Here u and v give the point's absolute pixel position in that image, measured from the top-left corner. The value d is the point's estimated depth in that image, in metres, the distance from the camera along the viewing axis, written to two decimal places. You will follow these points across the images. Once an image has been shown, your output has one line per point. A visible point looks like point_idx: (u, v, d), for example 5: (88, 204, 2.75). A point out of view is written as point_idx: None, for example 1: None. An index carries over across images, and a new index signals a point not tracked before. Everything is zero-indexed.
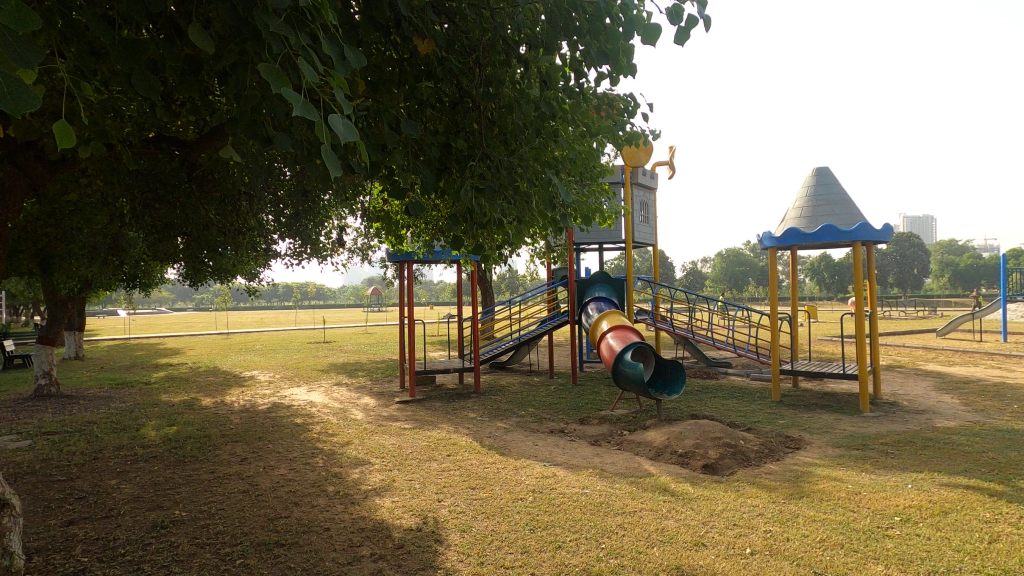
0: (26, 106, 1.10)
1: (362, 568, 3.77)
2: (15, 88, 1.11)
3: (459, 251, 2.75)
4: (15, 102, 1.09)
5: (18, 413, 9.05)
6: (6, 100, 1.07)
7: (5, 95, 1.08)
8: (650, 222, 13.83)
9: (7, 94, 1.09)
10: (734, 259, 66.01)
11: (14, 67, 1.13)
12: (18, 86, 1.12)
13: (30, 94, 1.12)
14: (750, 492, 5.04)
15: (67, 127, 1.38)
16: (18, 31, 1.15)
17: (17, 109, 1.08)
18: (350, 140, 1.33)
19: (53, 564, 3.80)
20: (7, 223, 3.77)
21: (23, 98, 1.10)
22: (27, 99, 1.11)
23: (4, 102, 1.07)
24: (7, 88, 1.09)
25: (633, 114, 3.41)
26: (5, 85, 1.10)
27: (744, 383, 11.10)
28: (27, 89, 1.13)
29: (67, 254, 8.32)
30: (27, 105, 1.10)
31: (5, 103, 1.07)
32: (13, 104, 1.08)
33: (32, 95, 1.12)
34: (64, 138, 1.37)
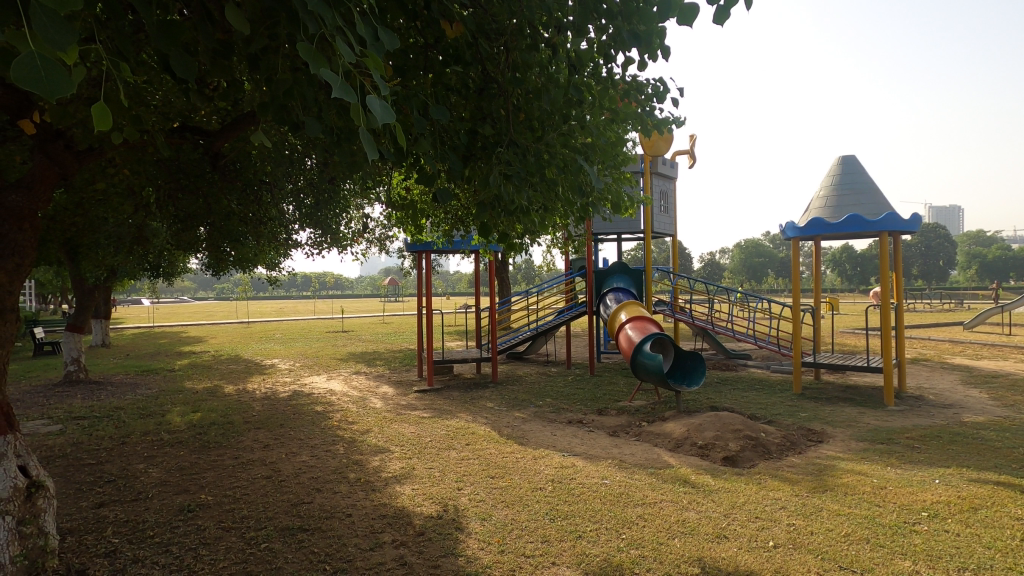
0: (60, 92, 1.08)
1: (384, 554, 3.81)
2: (52, 72, 1.10)
3: (486, 240, 2.70)
4: (50, 87, 1.07)
5: (48, 398, 9.31)
6: (41, 85, 1.06)
7: (40, 80, 1.07)
8: (669, 212, 13.70)
9: (42, 80, 1.07)
10: (754, 250, 65.16)
11: (49, 50, 1.11)
12: (54, 69, 1.11)
13: (66, 79, 1.11)
14: (772, 485, 4.97)
15: (106, 111, 1.37)
16: (56, 15, 1.13)
17: (50, 93, 1.06)
18: (387, 122, 1.31)
19: (85, 545, 3.89)
20: (36, 212, 3.81)
21: (57, 83, 1.09)
22: (61, 84, 1.09)
23: (40, 87, 1.05)
24: (44, 72, 1.08)
25: (662, 99, 3.30)
26: (39, 69, 1.08)
27: (764, 375, 10.97)
28: (63, 72, 1.11)
29: (95, 243, 8.49)
30: (60, 90, 1.08)
31: (40, 88, 1.05)
32: (47, 90, 1.06)
33: (67, 80, 1.11)
34: (101, 122, 1.37)
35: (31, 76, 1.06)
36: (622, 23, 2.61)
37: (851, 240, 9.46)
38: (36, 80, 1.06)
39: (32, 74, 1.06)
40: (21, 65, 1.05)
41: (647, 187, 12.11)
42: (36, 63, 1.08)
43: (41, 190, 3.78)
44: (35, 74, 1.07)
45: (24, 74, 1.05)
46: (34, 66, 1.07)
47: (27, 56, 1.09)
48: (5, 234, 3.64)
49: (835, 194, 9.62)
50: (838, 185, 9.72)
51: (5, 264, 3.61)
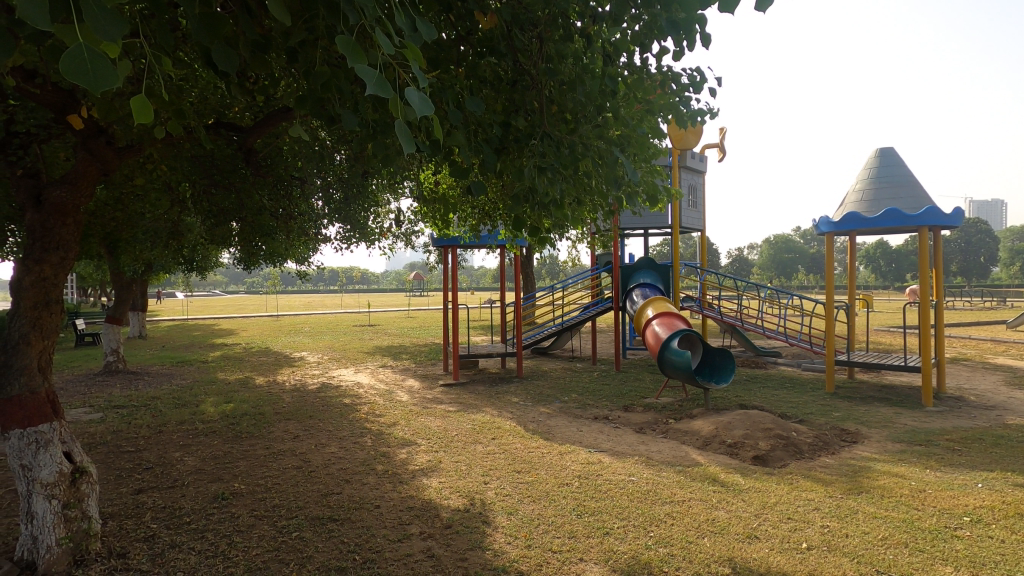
0: (104, 84, 1.08)
1: (412, 545, 3.85)
2: (99, 64, 1.10)
3: (520, 233, 2.66)
4: (94, 79, 1.07)
5: (90, 387, 9.66)
6: (86, 77, 1.06)
7: (86, 72, 1.07)
8: (698, 207, 13.47)
9: (89, 72, 1.07)
10: (784, 246, 63.78)
11: (98, 42, 1.11)
12: (100, 61, 1.11)
13: (112, 71, 1.11)
14: (804, 486, 4.86)
15: (148, 104, 1.37)
16: (103, 10, 1.13)
17: (94, 86, 1.06)
18: (425, 114, 1.28)
19: (125, 529, 4.02)
20: (80, 207, 3.93)
21: (102, 75, 1.09)
22: (105, 76, 1.09)
23: (84, 79, 1.05)
24: (91, 65, 1.08)
25: (699, 90, 3.20)
26: (88, 62, 1.09)
27: (794, 374, 10.72)
28: (109, 65, 1.11)
29: (133, 238, 8.77)
30: (104, 83, 1.08)
31: (86, 80, 1.06)
32: (92, 81, 1.06)
33: (111, 72, 1.10)
34: (143, 115, 1.37)
35: (78, 69, 1.06)
36: (660, 11, 2.53)
37: (886, 236, 9.15)
38: (83, 72, 1.06)
39: (79, 67, 1.06)
40: (68, 57, 1.06)
41: (676, 181, 11.93)
42: (84, 56, 1.09)
43: (84, 186, 3.89)
44: (82, 67, 1.07)
45: (71, 67, 1.05)
46: (80, 57, 1.07)
47: (76, 48, 1.10)
48: (50, 227, 3.77)
49: (872, 188, 9.33)
50: (875, 178, 9.41)
51: (51, 258, 3.75)
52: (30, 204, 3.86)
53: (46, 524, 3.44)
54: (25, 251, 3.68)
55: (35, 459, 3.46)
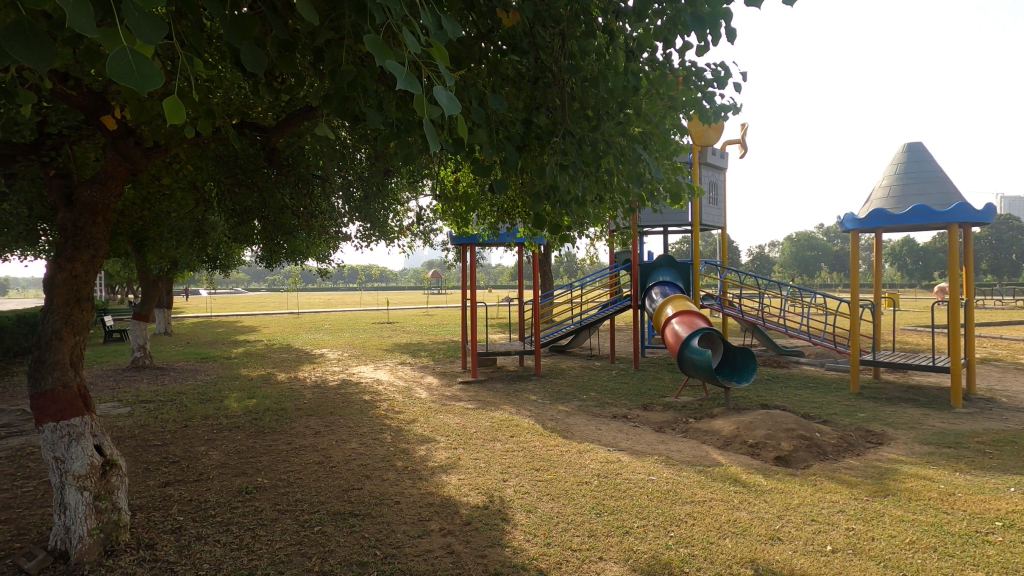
0: (151, 84, 0.98)
1: (432, 541, 3.87)
2: (144, 64, 0.99)
3: (541, 231, 2.64)
4: (141, 80, 0.97)
5: (118, 382, 9.92)
6: (132, 78, 0.96)
7: (131, 73, 0.97)
8: (719, 204, 13.30)
9: (133, 73, 0.97)
10: (807, 244, 62.70)
11: (140, 41, 1.01)
12: (144, 62, 1.00)
13: (158, 70, 1.01)
14: (829, 487, 4.77)
15: (177, 102, 1.35)
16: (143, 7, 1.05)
17: (141, 87, 0.96)
18: (452, 113, 1.27)
19: (154, 521, 4.12)
20: (109, 206, 4.03)
21: (146, 74, 0.98)
22: (151, 75, 0.99)
23: (129, 80, 0.95)
24: (135, 66, 0.98)
25: (723, 86, 3.16)
26: (132, 62, 0.98)
27: (818, 373, 10.54)
28: (153, 64, 1.01)
29: (159, 236, 8.96)
30: (151, 82, 0.98)
31: (132, 81, 0.96)
32: (139, 81, 0.96)
33: (157, 71, 1.00)
34: (171, 114, 1.34)
35: (123, 71, 0.96)
36: (685, 5, 2.50)
37: (913, 233, 8.93)
38: (128, 73, 0.96)
39: (124, 68, 0.96)
40: (113, 59, 0.95)
41: (696, 178, 11.81)
42: (128, 56, 0.98)
43: (113, 186, 3.98)
44: (128, 68, 0.97)
45: (116, 69, 0.95)
46: (125, 58, 0.97)
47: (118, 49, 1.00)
48: (81, 226, 3.88)
49: (899, 184, 9.11)
50: (902, 174, 9.19)
51: (82, 256, 3.84)
52: (62, 204, 3.97)
53: (78, 514, 3.53)
54: (57, 250, 3.78)
55: (67, 451, 3.55)
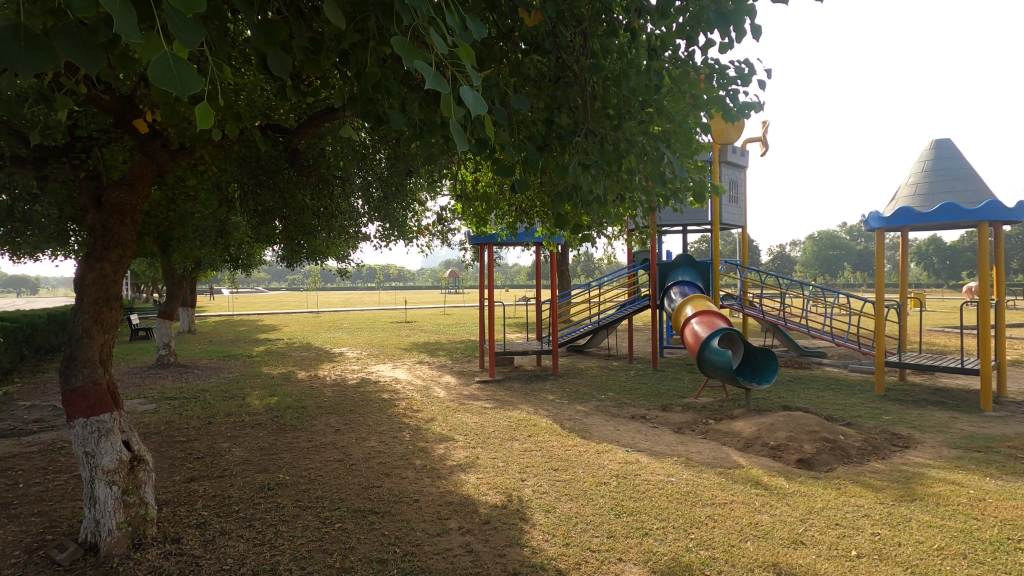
0: (192, 89, 1.00)
1: (450, 540, 3.89)
2: (184, 71, 1.01)
3: (562, 231, 2.63)
4: (182, 85, 0.99)
5: (143, 379, 10.14)
6: (174, 83, 0.98)
7: (173, 78, 0.99)
8: (740, 203, 13.13)
9: (175, 78, 0.99)
10: (829, 243, 61.61)
11: (179, 46, 1.02)
12: (184, 67, 1.02)
13: (198, 75, 1.03)
14: (853, 491, 4.69)
15: (208, 107, 1.38)
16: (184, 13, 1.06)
17: (182, 91, 0.98)
18: (479, 113, 1.28)
19: (179, 516, 4.20)
20: (136, 208, 4.12)
21: (187, 79, 1.00)
22: (191, 79, 1.01)
23: (171, 85, 0.97)
24: (176, 71, 1.00)
25: (747, 83, 3.10)
26: (173, 68, 1.00)
27: (841, 374, 10.34)
28: (193, 69, 1.03)
29: (184, 236, 9.14)
30: (192, 86, 1.00)
31: (173, 86, 0.98)
32: (180, 86, 0.98)
33: (196, 76, 1.02)
34: (202, 119, 1.37)
35: (165, 76, 0.98)
36: (709, 1, 2.48)
37: (941, 231, 8.72)
38: (169, 79, 0.98)
39: (166, 73, 0.98)
40: (155, 65, 0.97)
41: (716, 177, 11.68)
42: (169, 62, 1.00)
43: (140, 187, 4.07)
44: (169, 74, 0.99)
45: (158, 74, 0.97)
46: (167, 64, 0.99)
47: (158, 54, 1.01)
48: (110, 227, 3.98)
49: (926, 181, 8.90)
50: (930, 171, 8.97)
51: (110, 256, 3.94)
52: (92, 205, 4.07)
53: (108, 508, 3.62)
54: (87, 250, 3.87)
55: (97, 447, 3.65)
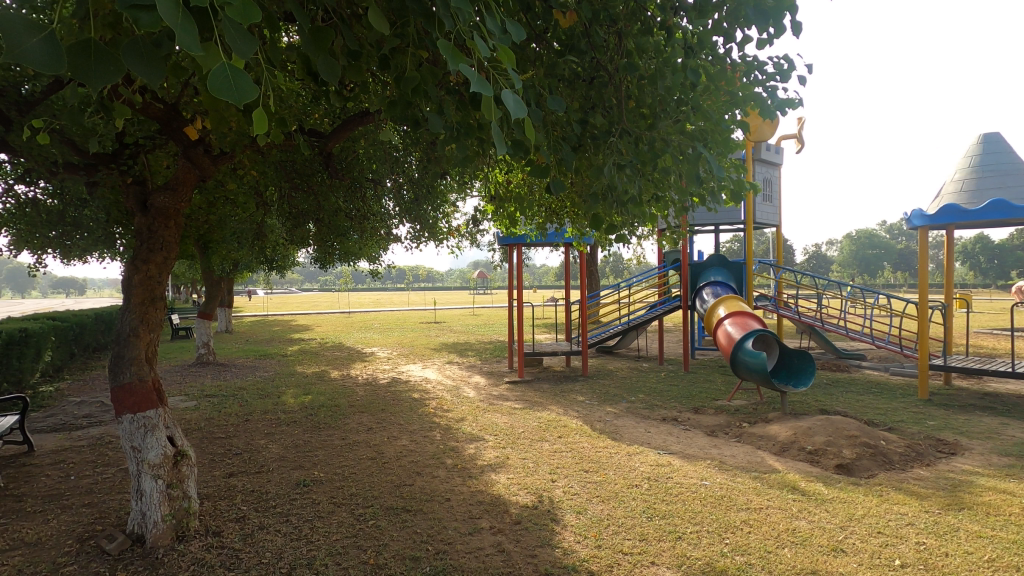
0: (248, 96, 1.04)
1: (482, 539, 3.91)
2: (240, 79, 1.05)
3: (596, 231, 2.62)
4: (239, 93, 1.03)
5: (185, 377, 10.49)
6: (231, 91, 1.01)
7: (230, 87, 1.03)
8: (774, 201, 12.84)
9: (232, 86, 1.03)
10: (868, 242, 59.68)
11: (235, 55, 1.06)
12: (240, 76, 1.05)
13: (252, 83, 1.06)
14: (896, 498, 4.54)
15: (265, 113, 1.41)
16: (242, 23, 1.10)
17: (238, 99, 1.01)
18: (519, 115, 1.29)
19: (220, 509, 4.34)
20: (179, 212, 4.27)
21: (244, 86, 1.04)
22: (246, 87, 1.05)
23: (229, 93, 1.01)
24: (233, 80, 1.03)
25: (787, 79, 3.03)
26: (231, 77, 1.04)
27: (881, 378, 10.00)
28: (249, 78, 1.06)
29: (223, 237, 9.42)
30: (248, 94, 1.03)
31: (231, 94, 1.01)
32: (237, 94, 1.02)
33: (252, 84, 1.05)
34: (260, 126, 1.40)
35: (223, 85, 1.01)
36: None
37: (989, 229, 8.36)
38: (227, 86, 1.02)
39: (224, 81, 1.02)
40: (214, 75, 1.01)
41: (750, 175, 11.46)
42: (226, 71, 1.04)
43: (183, 192, 4.21)
44: (227, 82, 1.02)
45: (217, 84, 1.00)
46: (225, 73, 1.03)
47: (217, 63, 1.05)
48: (155, 230, 4.13)
49: (973, 177, 8.56)
50: (977, 166, 8.61)
51: (155, 258, 4.09)
52: (138, 209, 4.23)
53: (153, 500, 3.76)
54: (133, 253, 4.04)
55: (143, 441, 3.79)
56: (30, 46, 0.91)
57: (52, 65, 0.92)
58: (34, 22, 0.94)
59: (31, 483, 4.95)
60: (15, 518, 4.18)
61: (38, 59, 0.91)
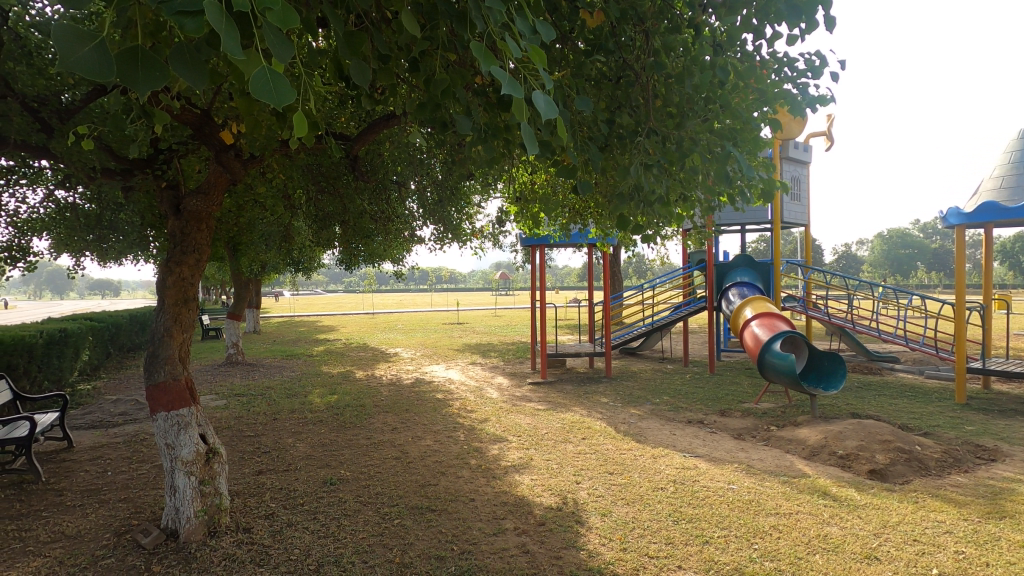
0: (287, 100, 1.05)
1: (506, 540, 3.92)
2: (280, 84, 1.07)
3: (623, 231, 2.60)
4: (278, 97, 1.05)
5: (215, 376, 10.75)
6: (271, 95, 1.03)
7: (270, 91, 1.05)
8: (802, 200, 12.58)
9: (271, 90, 1.05)
10: (900, 241, 58.04)
11: (274, 60, 1.08)
12: (280, 80, 1.08)
13: (291, 88, 1.08)
14: (932, 505, 4.40)
15: (306, 117, 1.43)
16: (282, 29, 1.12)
17: (278, 102, 1.03)
18: (551, 117, 1.29)
19: (250, 506, 4.42)
20: (211, 215, 4.38)
21: (282, 91, 1.06)
22: (285, 91, 1.07)
23: (269, 97, 1.03)
24: (272, 85, 1.06)
25: (820, 75, 2.96)
26: (271, 81, 1.06)
27: (915, 381, 9.70)
28: (288, 83, 1.08)
29: (253, 239, 9.62)
30: (286, 98, 1.05)
31: (271, 98, 1.03)
32: (276, 98, 1.04)
33: (291, 88, 1.08)
34: (301, 129, 1.43)
35: (264, 89, 1.04)
36: None
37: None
38: (267, 90, 1.04)
39: (264, 85, 1.04)
40: (254, 79, 1.03)
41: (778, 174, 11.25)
42: (266, 76, 1.06)
43: (214, 196, 4.32)
44: (267, 87, 1.05)
45: (258, 88, 1.03)
46: (265, 78, 1.05)
47: (258, 68, 1.08)
48: (188, 233, 4.24)
49: (1013, 173, 8.24)
50: (1018, 163, 8.29)
51: (188, 260, 4.21)
52: (172, 213, 4.35)
53: (186, 496, 3.85)
54: (167, 255, 4.16)
55: (177, 438, 3.89)
56: (82, 53, 0.95)
57: (103, 72, 0.95)
58: (87, 31, 0.98)
59: (71, 477, 5.13)
60: (56, 511, 4.33)
61: (90, 67, 0.94)
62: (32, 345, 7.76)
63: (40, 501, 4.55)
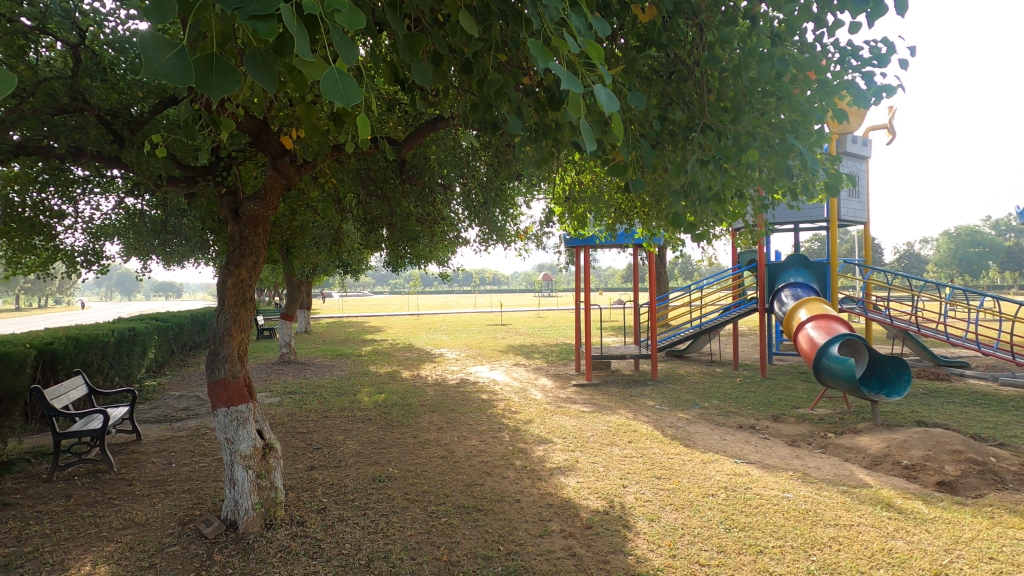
0: (354, 99, 1.07)
1: (553, 542, 3.89)
2: (347, 84, 1.09)
3: (677, 229, 2.54)
4: (346, 96, 1.07)
5: (269, 374, 11.17)
6: (339, 95, 1.06)
7: (338, 91, 1.07)
8: (861, 197, 11.99)
9: (339, 90, 1.07)
10: (970, 240, 54.56)
11: (341, 61, 1.10)
12: (347, 81, 1.10)
13: (357, 87, 1.10)
14: (1011, 521, 4.09)
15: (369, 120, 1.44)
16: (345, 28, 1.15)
17: (347, 102, 1.05)
18: (612, 110, 1.27)
19: (303, 501, 4.56)
20: (267, 218, 4.55)
21: (350, 91, 1.08)
22: (352, 92, 1.09)
23: (338, 96, 1.05)
24: (340, 85, 1.08)
25: (886, 63, 2.81)
26: (339, 81, 1.09)
27: (988, 388, 9.08)
28: (355, 82, 1.10)
29: (305, 242, 9.93)
30: (353, 98, 1.07)
31: (339, 97, 1.06)
32: (344, 97, 1.06)
33: (357, 87, 1.10)
34: (366, 131, 1.44)
35: (333, 89, 1.06)
36: None
37: None
38: (335, 90, 1.07)
39: (332, 86, 1.06)
40: (324, 79, 1.06)
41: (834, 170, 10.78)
42: (335, 77, 1.09)
43: (270, 199, 4.48)
44: (336, 86, 1.07)
45: (328, 87, 1.05)
46: (334, 78, 1.07)
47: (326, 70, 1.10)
48: (246, 237, 4.42)
49: None
50: None
51: (246, 262, 4.38)
52: (231, 216, 4.54)
53: (244, 489, 4.01)
54: (227, 257, 4.34)
55: (235, 433, 4.06)
56: (164, 61, 1.00)
57: (183, 78, 1.00)
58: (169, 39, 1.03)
59: (140, 468, 5.43)
60: (127, 499, 4.60)
61: (172, 72, 0.99)
62: (104, 343, 8.27)
63: (112, 490, 4.83)
